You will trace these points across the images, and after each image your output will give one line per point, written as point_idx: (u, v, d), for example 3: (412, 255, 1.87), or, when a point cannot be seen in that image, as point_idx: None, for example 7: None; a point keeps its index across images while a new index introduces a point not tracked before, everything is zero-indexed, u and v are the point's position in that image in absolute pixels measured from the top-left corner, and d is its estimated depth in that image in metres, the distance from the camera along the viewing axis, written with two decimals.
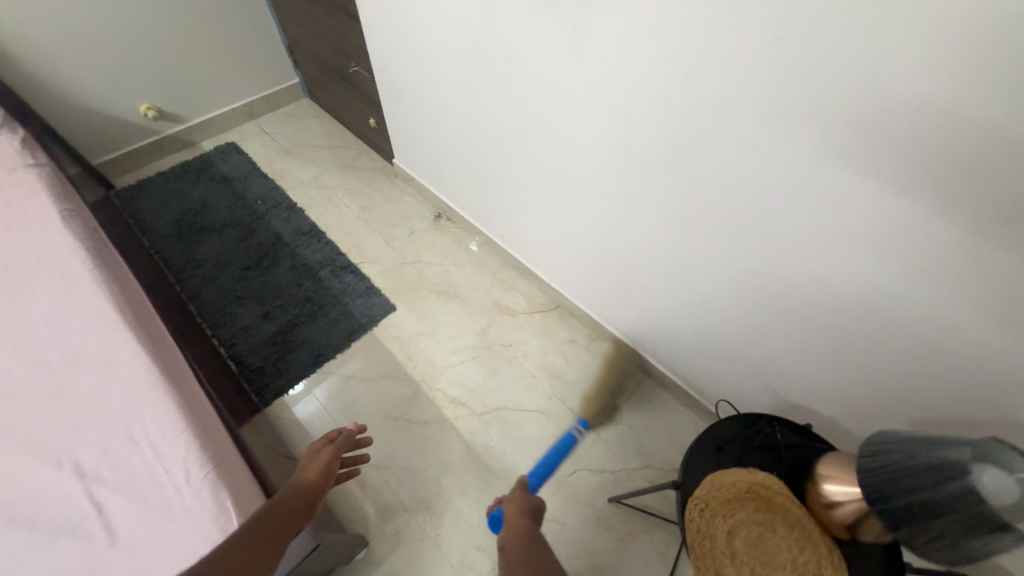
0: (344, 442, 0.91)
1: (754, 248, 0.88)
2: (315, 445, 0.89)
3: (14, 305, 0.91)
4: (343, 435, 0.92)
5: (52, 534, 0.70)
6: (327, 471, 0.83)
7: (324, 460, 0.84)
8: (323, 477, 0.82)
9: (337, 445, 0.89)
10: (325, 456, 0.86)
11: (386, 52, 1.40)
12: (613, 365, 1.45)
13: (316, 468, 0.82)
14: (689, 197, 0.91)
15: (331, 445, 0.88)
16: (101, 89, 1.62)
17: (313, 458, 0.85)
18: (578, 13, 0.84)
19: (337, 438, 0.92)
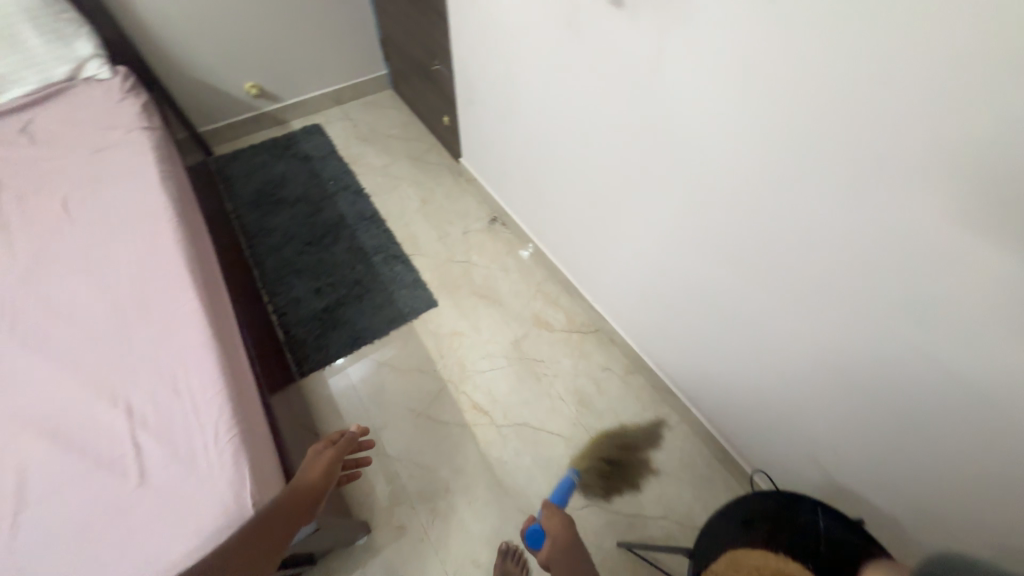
0: (345, 447, 0.89)
1: (826, 309, 0.78)
2: (317, 447, 0.87)
3: (108, 251, 1.03)
4: (345, 439, 0.90)
5: (96, 463, 0.77)
6: (328, 474, 0.83)
7: (324, 464, 0.83)
8: (323, 480, 0.82)
9: (339, 448, 0.87)
10: (325, 459, 0.85)
11: (468, 54, 1.42)
12: (646, 401, 1.37)
13: (315, 471, 0.82)
14: (757, 242, 0.84)
15: (332, 449, 0.86)
16: (215, 66, 1.80)
17: (314, 461, 0.84)
18: (661, 37, 0.80)
19: (339, 440, 0.90)
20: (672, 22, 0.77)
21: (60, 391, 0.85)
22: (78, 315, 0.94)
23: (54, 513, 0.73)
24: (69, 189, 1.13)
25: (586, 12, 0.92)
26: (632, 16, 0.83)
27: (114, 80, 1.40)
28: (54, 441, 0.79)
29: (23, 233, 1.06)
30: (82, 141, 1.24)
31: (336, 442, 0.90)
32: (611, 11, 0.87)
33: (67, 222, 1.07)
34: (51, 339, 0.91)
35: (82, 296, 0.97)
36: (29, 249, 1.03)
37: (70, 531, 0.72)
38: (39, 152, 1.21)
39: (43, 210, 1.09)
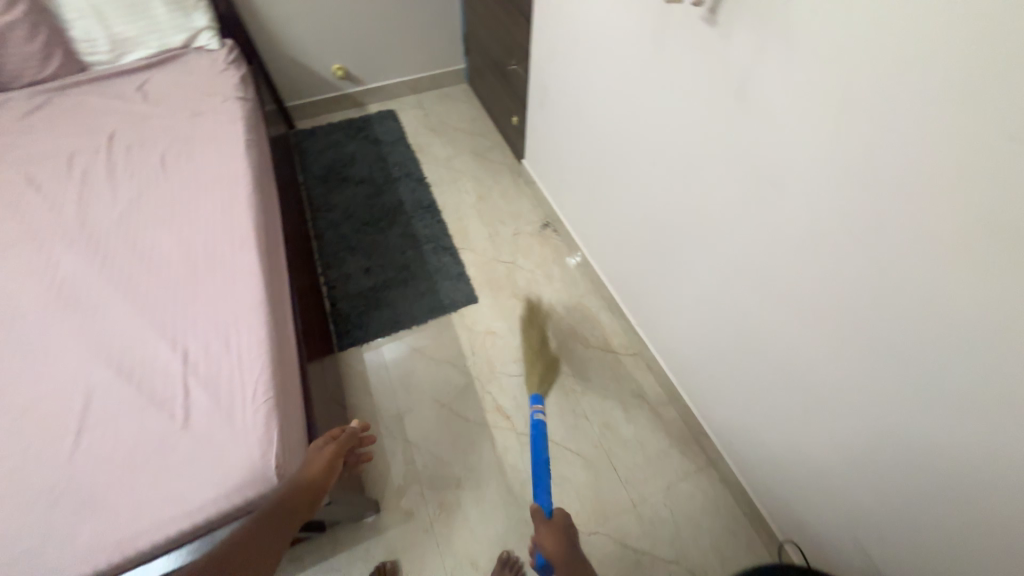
0: (346, 442, 0.91)
1: (894, 382, 0.71)
2: (318, 442, 0.88)
3: (190, 207, 1.12)
4: (346, 434, 0.93)
5: (149, 400, 0.84)
6: (330, 468, 0.84)
7: (327, 457, 0.84)
8: (325, 474, 0.82)
9: (340, 442, 0.90)
10: (328, 453, 0.86)
11: (546, 57, 1.40)
12: (675, 437, 1.31)
13: (318, 465, 0.82)
14: (826, 294, 0.77)
15: (333, 444, 0.88)
16: (309, 46, 1.91)
17: (316, 456, 0.84)
18: (751, 61, 0.74)
19: (340, 436, 0.92)
20: (767, 47, 0.71)
21: (131, 328, 0.93)
22: (156, 261, 1.03)
23: (108, 438, 0.81)
24: (168, 146, 1.25)
25: (673, 26, 0.87)
26: (723, 35, 0.78)
27: (219, 51, 1.52)
28: (119, 372, 0.88)
29: (124, 180, 1.17)
30: (185, 104, 1.36)
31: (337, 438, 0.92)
32: (701, 28, 0.82)
33: (160, 175, 1.18)
34: (131, 279, 1.00)
35: (162, 244, 1.06)
36: (126, 195, 1.14)
37: (119, 457, 0.79)
38: (149, 110, 1.33)
39: (144, 162, 1.21)
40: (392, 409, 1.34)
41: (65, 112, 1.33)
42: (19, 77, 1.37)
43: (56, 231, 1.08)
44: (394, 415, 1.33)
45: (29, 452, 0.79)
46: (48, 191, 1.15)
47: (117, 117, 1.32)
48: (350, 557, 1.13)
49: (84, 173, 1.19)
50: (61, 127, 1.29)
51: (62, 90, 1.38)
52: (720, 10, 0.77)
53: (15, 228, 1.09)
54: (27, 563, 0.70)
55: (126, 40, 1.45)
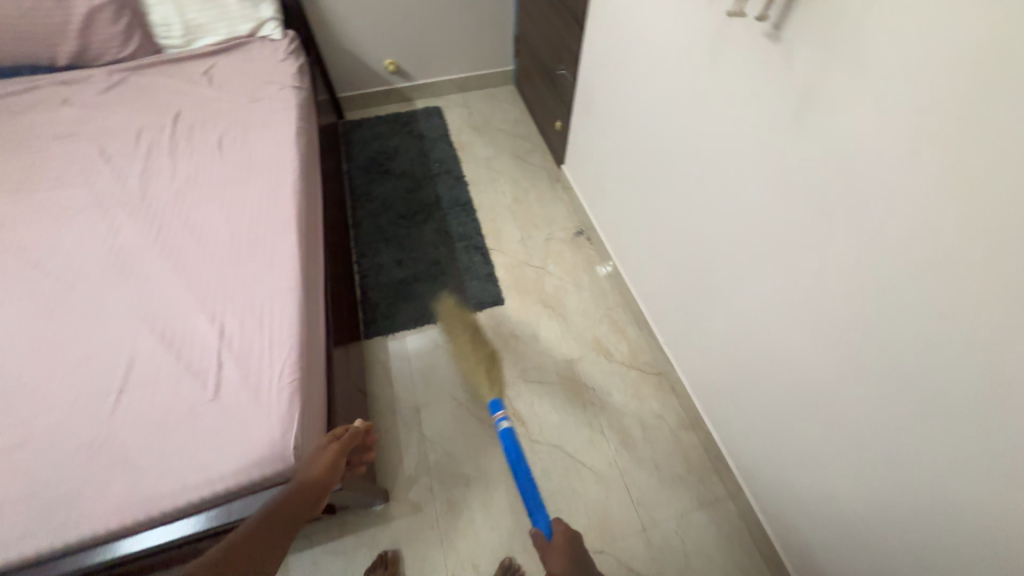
0: (350, 440, 0.88)
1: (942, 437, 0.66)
2: (321, 441, 0.86)
3: (240, 188, 1.18)
4: (349, 433, 0.89)
5: (186, 368, 0.89)
6: (333, 467, 0.81)
7: (330, 457, 0.82)
8: (328, 473, 0.80)
9: (344, 441, 0.87)
10: (330, 452, 0.83)
11: (596, 64, 1.38)
12: (693, 463, 1.27)
13: (321, 465, 0.80)
14: (875, 334, 0.72)
15: (336, 442, 0.85)
16: (364, 40, 1.96)
17: (318, 455, 0.82)
18: (816, 82, 0.71)
19: (343, 435, 0.89)
20: (835, 68, 0.67)
21: (176, 298, 0.99)
22: (205, 236, 1.09)
23: (146, 401, 0.86)
24: (226, 129, 1.32)
25: (733, 40, 0.84)
26: (787, 52, 0.74)
27: (281, 41, 1.59)
28: (162, 340, 0.93)
29: (183, 158, 1.25)
30: (245, 90, 1.43)
31: (340, 436, 0.89)
32: (763, 44, 0.78)
33: (217, 156, 1.25)
34: (181, 252, 1.06)
35: (211, 221, 1.11)
36: (184, 173, 1.21)
37: (154, 420, 0.83)
38: (212, 94, 1.41)
39: (203, 142, 1.28)
40: (410, 401, 1.36)
41: (138, 90, 1.42)
42: (101, 55, 1.47)
43: (119, 202, 1.16)
44: (412, 408, 1.34)
45: (76, 405, 0.85)
46: (117, 163, 1.24)
47: (183, 98, 1.40)
48: (356, 542, 1.16)
49: (149, 148, 1.27)
50: (133, 104, 1.38)
51: (137, 69, 1.48)
52: (786, 26, 0.73)
53: (84, 195, 1.17)
54: (65, 509, 0.75)
55: (199, 27, 1.54)
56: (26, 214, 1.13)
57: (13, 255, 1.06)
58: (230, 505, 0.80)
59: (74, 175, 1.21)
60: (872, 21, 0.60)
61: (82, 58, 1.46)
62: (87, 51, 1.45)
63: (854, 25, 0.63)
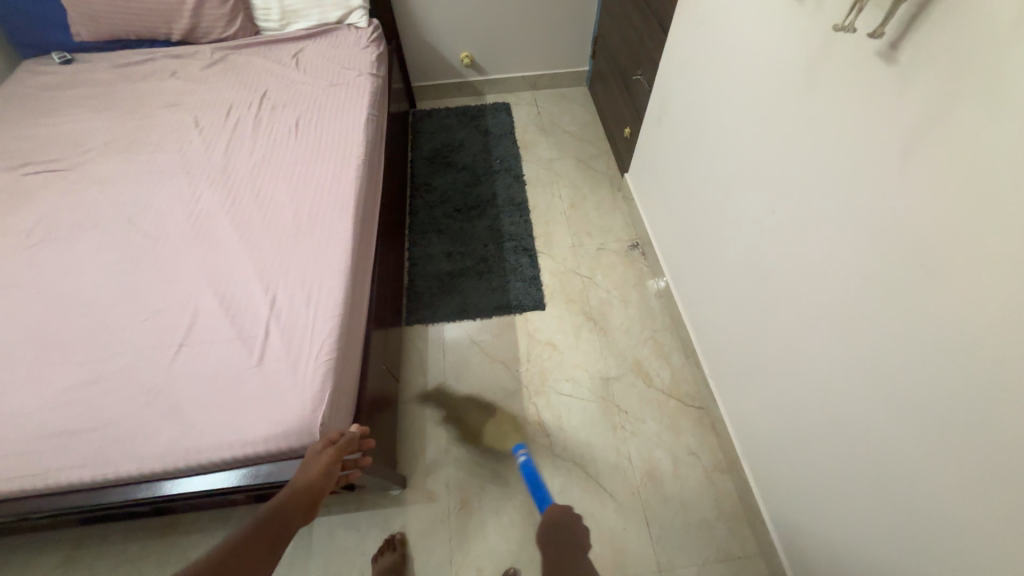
0: (346, 445, 0.85)
1: None
2: (317, 446, 0.82)
3: (308, 169, 1.24)
4: (346, 438, 0.86)
5: (237, 333, 0.95)
6: (327, 474, 0.79)
7: (323, 464, 0.79)
8: (322, 479, 0.79)
9: (340, 447, 0.83)
10: (324, 459, 0.80)
11: (675, 72, 1.30)
12: (724, 511, 1.18)
13: (314, 472, 0.78)
14: (966, 417, 0.61)
15: (332, 447, 0.82)
16: (443, 32, 1.98)
17: (311, 462, 0.80)
18: (933, 116, 0.61)
19: (339, 440, 0.85)
20: (961, 101, 0.58)
21: (238, 266, 1.05)
22: (271, 211, 1.15)
23: (200, 358, 0.92)
24: (304, 110, 1.39)
25: (837, 58, 0.75)
26: (902, 77, 0.64)
27: (366, 29, 1.64)
28: (221, 303, 1.00)
29: (264, 135, 1.33)
30: (326, 75, 1.50)
31: (336, 441, 0.85)
32: (873, 63, 0.68)
33: (292, 135, 1.32)
34: (249, 223, 1.13)
35: (278, 197, 1.18)
36: (262, 149, 1.30)
37: (203, 377, 0.90)
38: (297, 76, 1.49)
39: (282, 122, 1.36)
40: (439, 394, 1.37)
41: (235, 68, 1.54)
42: (209, 34, 1.61)
43: (204, 170, 1.26)
44: (441, 400, 1.36)
45: (143, 352, 0.94)
46: (207, 134, 1.35)
47: (272, 79, 1.49)
48: (370, 521, 1.19)
49: (236, 123, 1.37)
50: (228, 81, 1.49)
51: (236, 49, 1.60)
52: (905, 47, 0.64)
53: (177, 161, 1.28)
54: (120, 445, 0.83)
55: (294, 12, 1.63)
56: (129, 173, 1.27)
57: (113, 208, 1.19)
58: (258, 468, 0.85)
59: (171, 142, 1.33)
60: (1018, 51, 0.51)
61: (193, 35, 1.60)
62: (197, 29, 1.59)
63: (996, 53, 0.53)
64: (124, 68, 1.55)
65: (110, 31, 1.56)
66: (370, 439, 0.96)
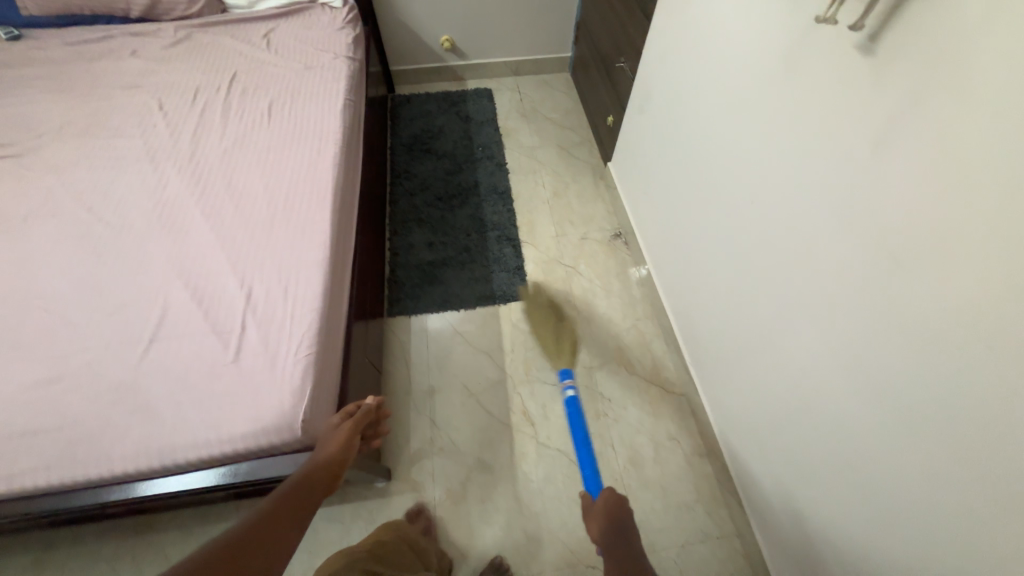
0: (363, 417, 0.89)
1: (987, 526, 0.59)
2: (333, 419, 0.87)
3: (282, 156, 1.19)
4: (361, 411, 0.90)
5: (210, 328, 0.91)
6: (347, 445, 0.82)
7: (344, 434, 0.83)
8: (344, 450, 0.81)
9: (356, 420, 0.87)
10: (343, 431, 0.84)
11: (658, 61, 1.29)
12: (703, 493, 1.22)
13: (335, 444, 0.81)
14: (934, 401, 0.64)
15: (348, 420, 0.86)
16: (422, 14, 1.92)
17: (331, 434, 0.83)
18: (907, 110, 0.63)
19: (356, 412, 0.90)
20: (933, 93, 0.59)
21: (210, 258, 1.01)
22: (244, 199, 1.11)
23: (171, 353, 0.89)
24: (277, 94, 1.33)
25: (816, 49, 0.75)
26: (877, 71, 0.65)
27: (340, 9, 1.58)
28: (193, 296, 0.96)
29: (234, 119, 1.27)
30: (299, 57, 1.44)
31: (352, 414, 0.90)
32: (852, 55, 0.69)
33: (264, 120, 1.27)
34: (220, 213, 1.09)
35: (251, 186, 1.13)
36: (232, 134, 1.24)
37: (175, 373, 0.87)
38: (267, 57, 1.43)
39: (254, 105, 1.30)
40: (423, 385, 1.36)
41: (200, 48, 1.46)
42: (170, 11, 1.52)
43: (170, 156, 1.20)
44: (425, 391, 1.35)
45: (109, 348, 0.90)
46: (172, 118, 1.28)
47: (241, 60, 1.42)
48: (354, 514, 1.18)
49: (204, 107, 1.30)
50: (193, 61, 1.42)
51: (201, 27, 1.51)
52: (882, 40, 0.64)
53: (139, 147, 1.22)
54: (88, 445, 0.80)
55: None
56: (88, 159, 1.19)
57: (71, 197, 1.12)
58: (237, 467, 0.83)
59: (133, 126, 1.26)
60: (988, 47, 0.52)
61: (153, 12, 1.51)
62: (158, 5, 1.50)
63: (967, 50, 0.54)
64: (77, 46, 1.45)
65: (60, 6, 1.45)
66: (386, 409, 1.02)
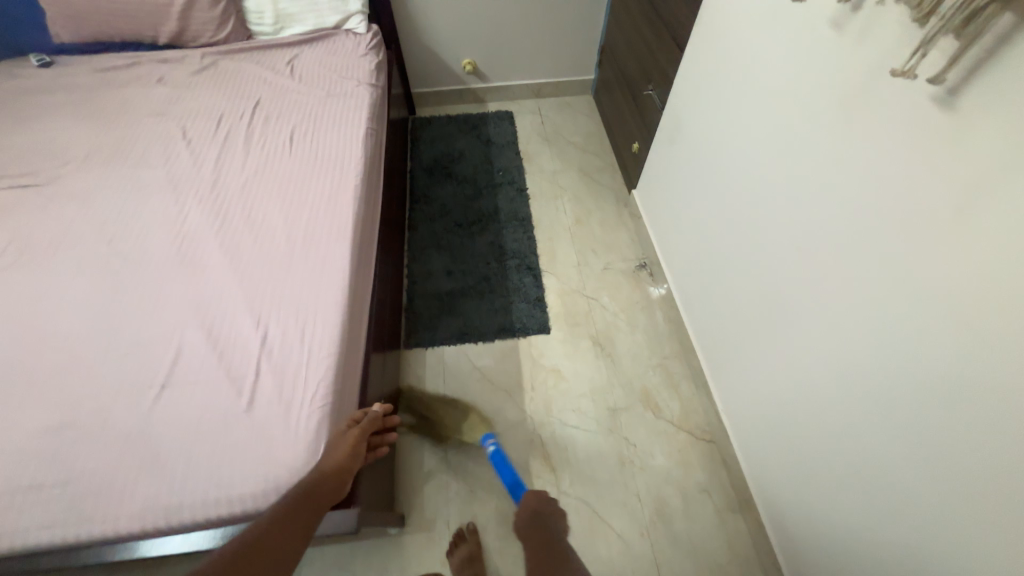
0: (369, 425, 0.89)
1: None
2: (340, 426, 0.86)
3: (302, 187, 1.17)
4: (368, 419, 0.89)
5: (225, 373, 0.88)
6: (352, 454, 0.82)
7: (348, 443, 0.83)
8: (350, 459, 0.81)
9: (362, 428, 0.87)
10: (348, 439, 0.84)
11: (690, 93, 1.25)
12: (736, 553, 1.13)
13: (340, 453, 0.81)
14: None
15: (355, 428, 0.86)
16: (445, 38, 1.91)
17: (336, 442, 0.83)
18: (1001, 176, 0.56)
19: (363, 419, 0.89)
20: None
21: (226, 297, 0.98)
22: (262, 234, 1.08)
23: (184, 400, 0.86)
24: (299, 122, 1.31)
25: (878, 97, 0.69)
26: (960, 127, 0.59)
27: (364, 35, 1.57)
28: (208, 338, 0.93)
29: (255, 148, 1.26)
30: (322, 84, 1.43)
31: (359, 421, 0.89)
32: (926, 107, 0.63)
33: (286, 150, 1.25)
34: (239, 248, 1.06)
35: (271, 219, 1.11)
36: (253, 164, 1.22)
37: (186, 423, 0.83)
38: (291, 84, 1.42)
39: (276, 134, 1.29)
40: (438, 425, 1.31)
41: (225, 74, 1.45)
42: (197, 38, 1.52)
43: (191, 187, 1.18)
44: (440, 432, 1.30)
45: (121, 393, 0.87)
46: (195, 146, 1.27)
47: (265, 86, 1.42)
48: (365, 564, 1.13)
49: (226, 135, 1.29)
50: (218, 88, 1.41)
51: (227, 54, 1.52)
52: (965, 94, 0.58)
53: (161, 176, 1.20)
54: (95, 501, 0.76)
55: (289, 16, 1.55)
56: (110, 189, 1.19)
57: (92, 228, 1.11)
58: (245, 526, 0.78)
59: (156, 154, 1.25)
60: None
61: (181, 38, 1.52)
62: (185, 32, 1.50)
63: None
64: (106, 72, 1.46)
65: (91, 34, 1.47)
66: (394, 416, 1.00)
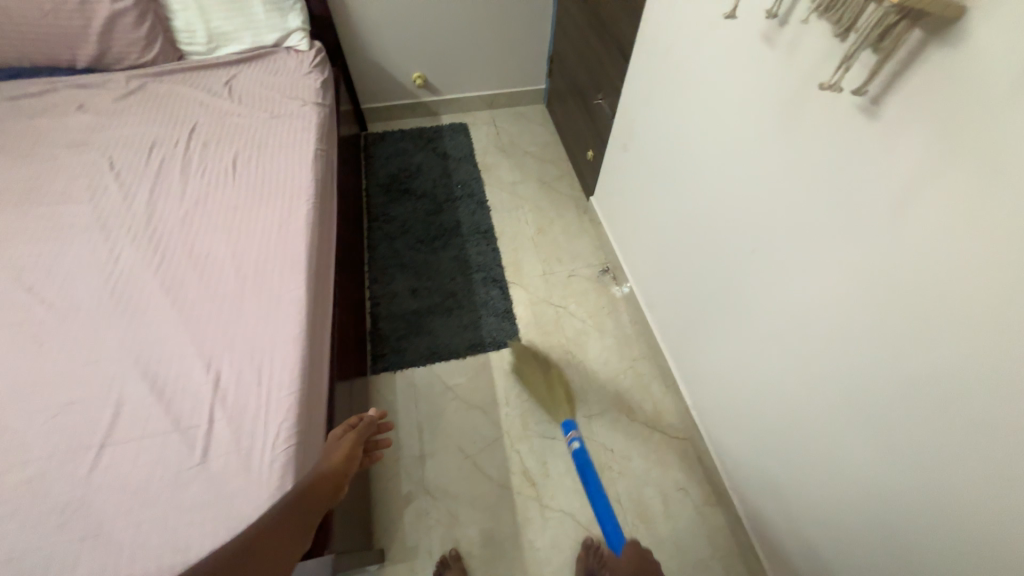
0: (365, 429, 0.89)
1: None
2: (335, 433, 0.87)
3: (248, 216, 1.10)
4: (364, 424, 0.90)
5: (174, 425, 0.81)
6: (349, 457, 0.81)
7: (346, 447, 0.82)
8: (346, 463, 0.80)
9: (358, 434, 0.87)
10: (345, 443, 0.83)
11: (638, 102, 1.28)
12: (717, 549, 1.16)
13: (337, 455, 0.80)
14: (972, 487, 0.60)
15: (350, 433, 0.86)
16: (392, 52, 1.88)
17: (334, 445, 0.83)
18: (926, 175, 0.60)
19: (358, 424, 0.90)
20: (954, 159, 0.56)
21: (170, 341, 0.91)
22: (207, 269, 1.01)
23: (128, 461, 0.78)
24: (241, 147, 1.25)
25: (810, 106, 0.73)
26: (887, 130, 0.63)
27: (307, 53, 1.51)
28: (153, 389, 0.85)
29: (194, 177, 1.18)
30: (265, 105, 1.36)
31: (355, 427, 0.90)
32: (854, 116, 0.67)
33: (227, 178, 1.18)
34: (182, 286, 0.99)
35: (216, 253, 1.04)
36: (193, 194, 1.14)
37: (133, 485, 0.76)
38: (230, 106, 1.34)
39: (216, 161, 1.21)
40: (414, 451, 1.27)
41: (154, 99, 1.36)
42: (121, 60, 1.42)
43: (123, 223, 1.09)
44: (416, 458, 1.25)
45: (53, 460, 0.78)
46: (126, 178, 1.18)
47: (201, 110, 1.34)
48: None
49: (161, 164, 1.20)
50: (148, 114, 1.32)
51: (156, 76, 1.42)
52: (886, 102, 0.63)
53: (88, 213, 1.11)
54: None
55: (224, 35, 1.48)
56: (27, 230, 1.07)
57: (8, 276, 1.00)
58: None
59: (79, 189, 1.15)
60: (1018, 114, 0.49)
61: (102, 61, 1.41)
62: (107, 55, 1.40)
63: (993, 117, 0.52)
64: (15, 100, 1.33)
65: None
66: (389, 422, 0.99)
